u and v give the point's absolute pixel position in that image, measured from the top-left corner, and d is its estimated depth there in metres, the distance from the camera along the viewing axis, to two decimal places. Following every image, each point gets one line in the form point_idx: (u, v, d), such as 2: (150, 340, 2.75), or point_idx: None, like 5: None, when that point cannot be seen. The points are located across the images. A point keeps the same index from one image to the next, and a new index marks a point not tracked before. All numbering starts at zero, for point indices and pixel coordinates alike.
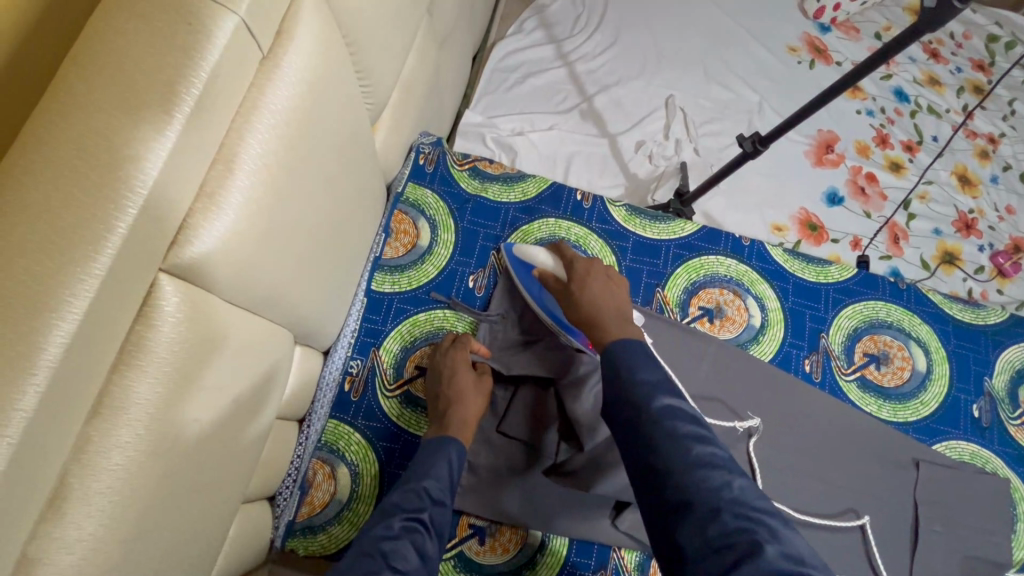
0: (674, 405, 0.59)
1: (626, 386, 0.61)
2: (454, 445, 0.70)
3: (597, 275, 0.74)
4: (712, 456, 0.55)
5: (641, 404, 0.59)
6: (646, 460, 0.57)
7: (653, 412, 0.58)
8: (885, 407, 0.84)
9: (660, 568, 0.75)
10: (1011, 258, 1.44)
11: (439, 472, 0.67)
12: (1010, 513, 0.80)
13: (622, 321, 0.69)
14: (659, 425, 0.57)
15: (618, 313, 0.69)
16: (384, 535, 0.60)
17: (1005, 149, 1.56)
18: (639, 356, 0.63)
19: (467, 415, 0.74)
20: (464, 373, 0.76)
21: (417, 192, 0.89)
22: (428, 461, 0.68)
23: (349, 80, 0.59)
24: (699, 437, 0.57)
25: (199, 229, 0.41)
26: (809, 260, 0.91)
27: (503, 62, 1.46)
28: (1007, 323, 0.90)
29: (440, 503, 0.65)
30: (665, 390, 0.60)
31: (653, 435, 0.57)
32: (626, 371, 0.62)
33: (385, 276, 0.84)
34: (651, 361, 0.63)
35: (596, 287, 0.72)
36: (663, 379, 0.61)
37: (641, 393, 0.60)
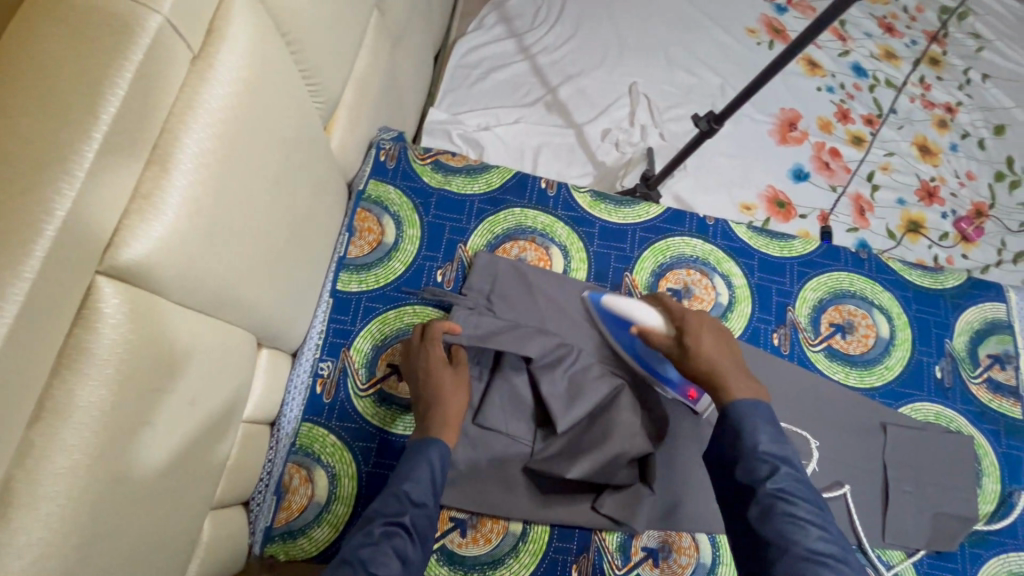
0: (794, 483, 0.60)
1: (746, 453, 0.62)
2: (435, 447, 0.69)
3: (711, 329, 0.73)
4: (829, 546, 0.56)
5: (761, 473, 0.60)
6: (754, 533, 0.58)
7: (770, 488, 0.59)
8: (852, 374, 0.86)
9: (641, 547, 0.76)
10: (973, 223, 1.48)
11: (422, 473, 0.67)
12: (975, 468, 0.82)
13: (741, 376, 0.69)
14: (775, 497, 0.58)
15: (736, 369, 0.69)
16: (363, 543, 0.61)
17: (962, 118, 1.60)
18: (763, 425, 0.64)
19: (450, 414, 0.73)
20: (441, 373, 0.75)
21: (379, 189, 0.88)
22: (409, 463, 0.68)
23: (292, 79, 0.59)
24: (818, 522, 0.57)
25: (137, 230, 0.41)
26: (773, 236, 0.93)
27: (465, 57, 1.46)
28: (966, 285, 0.92)
29: (421, 505, 0.65)
30: (784, 469, 0.60)
31: (766, 509, 0.58)
32: (747, 438, 0.63)
33: (351, 275, 0.83)
34: (775, 431, 0.64)
35: (710, 340, 0.72)
36: (788, 454, 0.62)
37: (762, 464, 0.61)
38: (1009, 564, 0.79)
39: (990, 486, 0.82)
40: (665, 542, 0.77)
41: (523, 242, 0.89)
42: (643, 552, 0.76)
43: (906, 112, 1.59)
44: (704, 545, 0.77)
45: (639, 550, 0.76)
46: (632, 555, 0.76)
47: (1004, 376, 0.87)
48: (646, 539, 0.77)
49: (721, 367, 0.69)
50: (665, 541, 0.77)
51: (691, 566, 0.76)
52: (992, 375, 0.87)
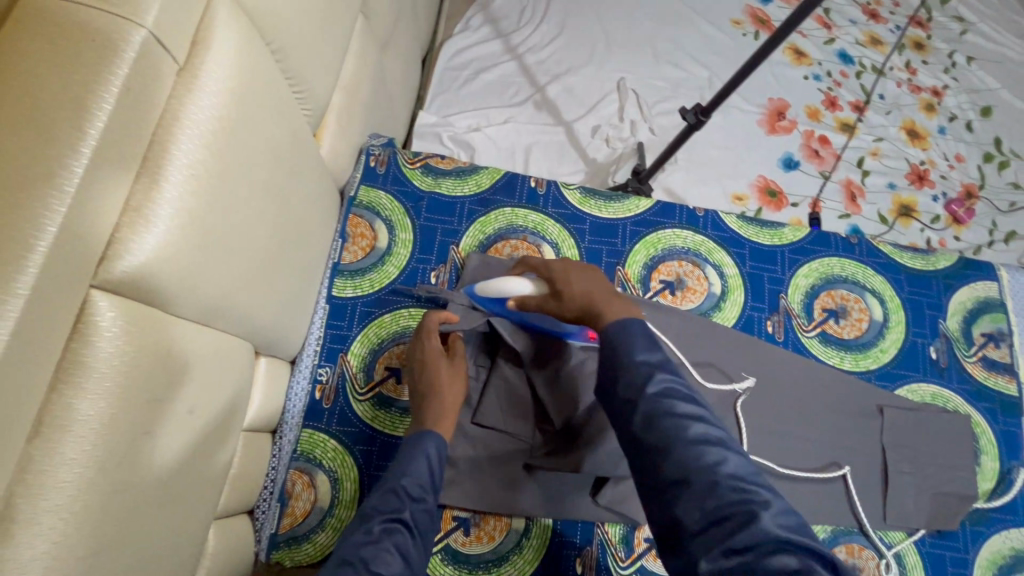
0: (672, 384, 0.59)
1: (623, 368, 0.60)
2: (431, 441, 0.70)
3: (573, 267, 0.73)
4: (707, 430, 0.55)
5: (639, 382, 0.59)
6: (642, 440, 0.56)
7: (649, 394, 0.58)
8: (847, 358, 0.87)
9: (644, 538, 0.77)
10: (963, 205, 1.50)
11: (419, 468, 0.67)
12: (973, 446, 0.83)
13: (613, 299, 0.68)
14: (656, 401, 0.57)
15: (609, 294, 0.69)
16: (363, 541, 0.60)
17: (949, 101, 1.61)
18: (636, 336, 0.62)
19: (446, 407, 0.74)
20: (438, 365, 0.76)
21: (370, 195, 0.88)
22: (406, 458, 0.68)
23: (278, 87, 0.59)
24: (695, 413, 0.56)
25: (129, 242, 0.42)
26: (763, 224, 0.93)
27: (453, 60, 1.47)
28: (958, 265, 0.93)
29: (420, 500, 0.65)
30: (660, 371, 0.59)
31: (649, 413, 0.57)
32: (624, 353, 0.61)
33: (346, 281, 0.84)
34: (650, 339, 0.63)
35: (578, 278, 0.71)
36: (664, 359, 0.61)
37: (638, 373, 0.59)
38: (1010, 540, 0.79)
39: (989, 463, 0.83)
40: None
41: (515, 241, 0.90)
42: (646, 543, 0.77)
43: (893, 97, 1.60)
44: None
45: (642, 541, 0.77)
46: (635, 546, 0.76)
47: (999, 354, 0.88)
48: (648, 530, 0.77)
49: (592, 295, 0.68)
50: None
51: None
52: (986, 353, 0.88)
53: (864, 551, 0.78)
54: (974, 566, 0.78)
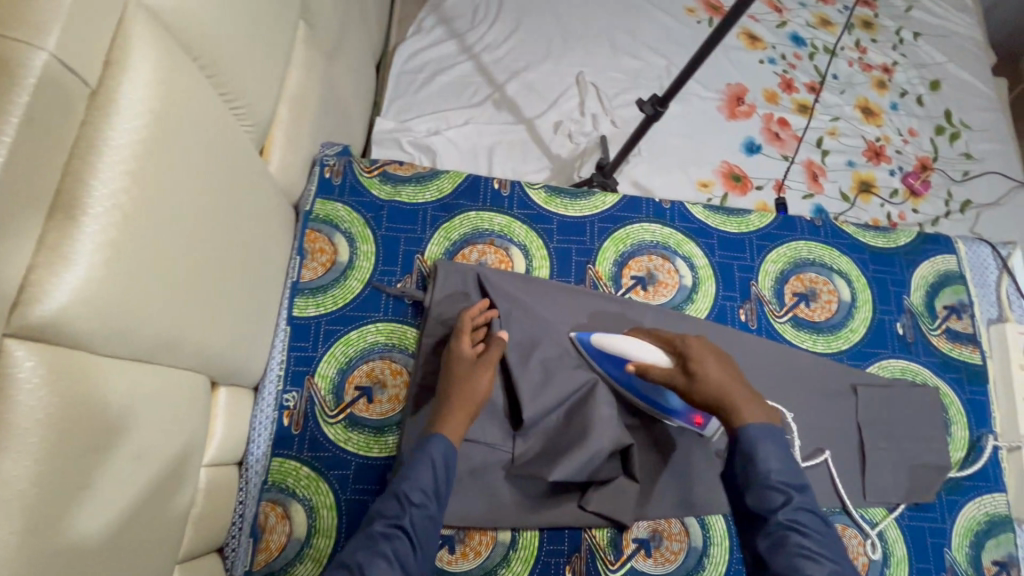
0: (810, 515, 0.59)
1: (759, 484, 0.61)
2: (437, 445, 0.68)
3: (708, 350, 0.71)
4: None
5: (774, 503, 0.60)
6: (764, 563, 0.58)
7: (783, 518, 0.58)
8: (819, 340, 0.87)
9: (632, 539, 0.76)
10: (919, 178, 1.54)
11: (426, 472, 0.65)
12: (944, 417, 0.84)
13: (751, 398, 0.67)
14: (787, 528, 0.58)
15: (742, 389, 0.67)
16: (362, 544, 0.60)
17: (899, 77, 1.66)
18: (771, 452, 0.62)
19: (461, 407, 0.71)
20: (460, 363, 0.74)
21: (327, 208, 0.84)
22: (410, 462, 0.67)
23: (213, 105, 0.55)
24: (827, 555, 0.56)
25: (47, 283, 0.38)
26: (728, 212, 0.92)
27: (408, 62, 1.43)
28: (918, 241, 0.94)
29: (421, 505, 0.63)
30: (799, 504, 0.59)
31: (777, 539, 0.58)
32: (758, 468, 0.61)
33: (307, 300, 0.79)
34: (784, 458, 0.63)
35: (715, 365, 0.69)
36: (801, 484, 0.61)
37: (776, 493, 0.60)
38: (984, 507, 0.81)
39: (959, 433, 0.85)
40: (655, 531, 0.76)
41: (482, 245, 0.86)
42: (635, 544, 0.76)
43: (846, 76, 1.64)
44: (694, 528, 0.77)
45: (630, 543, 0.76)
46: (623, 548, 0.75)
47: (962, 325, 0.90)
48: (636, 531, 0.76)
49: (723, 392, 0.67)
50: (655, 530, 0.76)
51: (682, 552, 0.76)
52: (950, 325, 0.90)
53: (847, 531, 0.79)
54: (951, 534, 0.80)
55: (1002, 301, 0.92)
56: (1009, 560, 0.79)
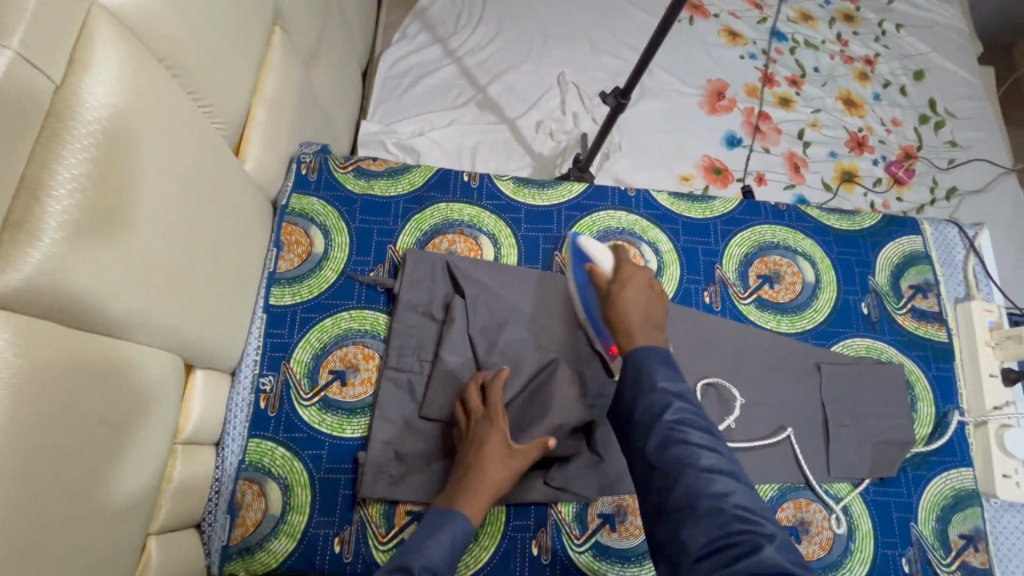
0: (689, 412, 0.63)
1: (647, 396, 0.65)
2: (457, 528, 0.65)
3: (641, 282, 0.77)
4: (722, 463, 0.59)
5: (657, 409, 0.63)
6: (654, 465, 0.61)
7: (667, 419, 0.62)
8: (783, 321, 0.89)
9: (597, 514, 0.78)
10: (903, 166, 1.54)
11: (439, 548, 0.63)
12: (909, 394, 0.85)
13: (649, 331, 0.72)
14: (672, 426, 0.62)
15: (645, 321, 0.73)
16: None
17: (881, 68, 1.67)
18: (661, 366, 0.67)
19: (484, 489, 0.69)
20: (495, 447, 0.71)
21: (303, 202, 0.88)
22: (425, 540, 0.63)
23: (181, 105, 0.60)
24: (709, 441, 0.60)
25: (12, 257, 0.42)
26: (693, 199, 0.95)
27: (394, 67, 1.48)
28: (883, 223, 0.96)
29: None
30: (679, 405, 0.63)
31: (664, 439, 0.61)
32: (645, 382, 0.66)
33: (283, 289, 0.84)
34: (673, 371, 0.67)
35: (637, 292, 0.75)
36: (683, 390, 0.65)
37: (658, 399, 0.64)
38: (951, 481, 0.82)
39: (926, 409, 0.86)
40: (620, 506, 0.78)
41: (451, 235, 0.89)
42: (600, 519, 0.78)
43: (828, 69, 1.65)
44: None
45: (595, 517, 0.78)
46: (589, 523, 0.77)
47: (927, 304, 0.91)
48: (601, 506, 0.78)
49: (630, 318, 0.73)
50: (619, 505, 0.78)
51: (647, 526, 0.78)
52: (915, 304, 0.91)
53: (812, 505, 0.80)
54: (918, 509, 0.81)
55: (969, 281, 0.93)
56: (976, 534, 0.80)
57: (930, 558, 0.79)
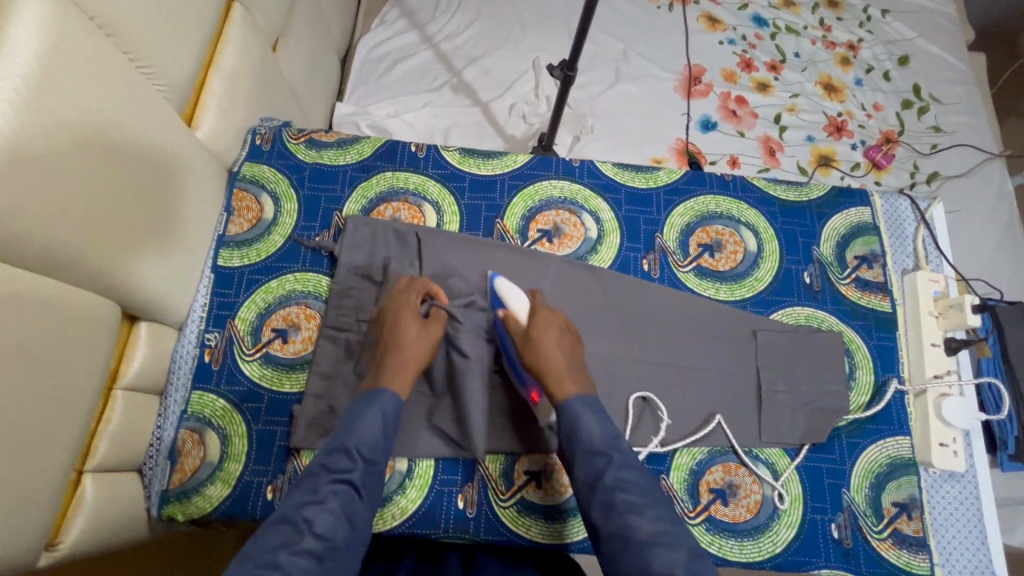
0: (629, 475, 0.65)
1: (586, 453, 0.67)
2: (387, 398, 0.70)
3: (555, 327, 0.77)
4: (662, 525, 0.61)
5: (598, 466, 0.65)
6: (598, 524, 0.63)
7: (608, 480, 0.64)
8: (722, 288, 0.89)
9: (524, 471, 0.79)
10: (882, 150, 1.52)
11: (371, 428, 0.67)
12: (846, 362, 0.85)
13: (577, 377, 0.73)
14: (614, 489, 0.64)
15: (570, 367, 0.74)
16: (306, 501, 0.61)
17: (864, 53, 1.65)
18: (590, 417, 0.69)
19: (407, 361, 0.74)
20: (408, 321, 0.77)
21: (255, 170, 0.92)
22: (359, 415, 0.68)
23: (114, 62, 0.65)
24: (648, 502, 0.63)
25: None
26: (637, 169, 0.96)
27: (372, 54, 1.53)
28: (831, 194, 0.96)
29: (373, 462, 0.66)
30: (621, 464, 0.66)
31: (606, 506, 0.63)
32: (582, 437, 0.68)
33: (232, 251, 0.87)
34: (603, 421, 0.69)
35: (557, 337, 0.76)
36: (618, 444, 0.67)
37: (599, 458, 0.66)
38: (887, 449, 0.81)
39: (864, 378, 0.85)
40: (547, 465, 0.80)
41: (396, 203, 0.92)
42: (527, 476, 0.79)
43: (809, 54, 1.64)
44: None
45: (522, 474, 0.79)
46: (515, 479, 0.79)
47: (872, 274, 0.90)
48: (528, 464, 0.80)
49: (556, 365, 0.73)
50: (547, 464, 0.80)
51: (573, 484, 0.79)
52: (860, 275, 0.90)
53: (741, 469, 0.80)
54: (851, 476, 0.80)
55: (918, 252, 0.92)
56: (910, 501, 0.79)
57: (860, 524, 0.78)
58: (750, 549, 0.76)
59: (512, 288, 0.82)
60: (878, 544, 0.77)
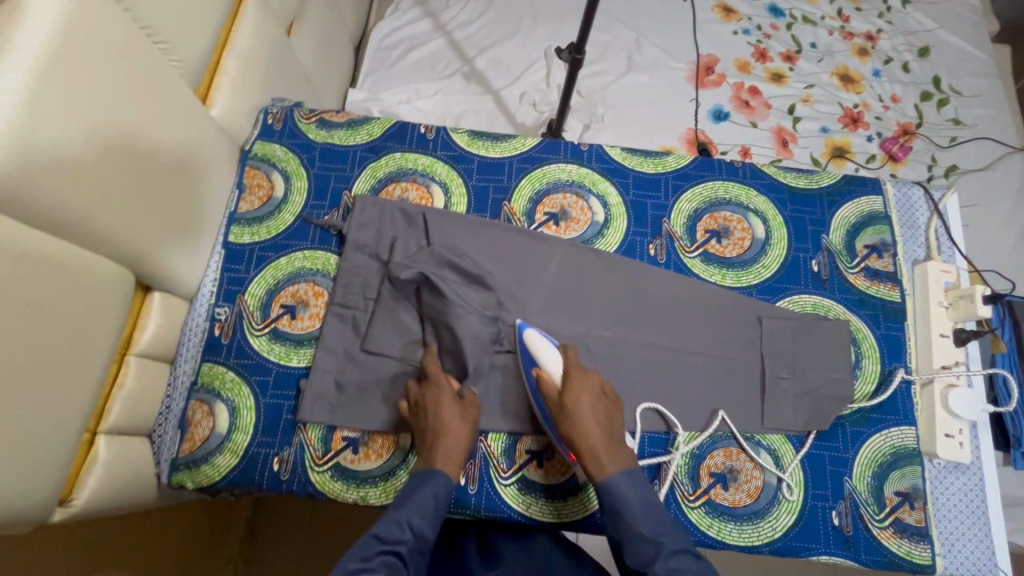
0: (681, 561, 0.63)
1: (635, 541, 0.66)
2: (441, 480, 0.69)
3: (591, 390, 0.74)
4: None
5: (649, 554, 0.64)
6: None
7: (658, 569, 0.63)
8: (729, 275, 0.89)
9: (526, 450, 0.80)
10: (898, 142, 1.50)
11: (424, 504, 0.67)
12: (852, 350, 0.85)
13: (610, 446, 0.71)
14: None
15: (608, 439, 0.71)
16: (359, 567, 0.60)
17: (883, 44, 1.62)
18: (636, 501, 0.68)
19: (453, 448, 0.72)
20: (448, 407, 0.74)
21: (266, 148, 0.94)
22: (413, 491, 0.68)
23: (133, 37, 0.66)
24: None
25: None
26: (646, 154, 0.96)
27: (384, 41, 1.53)
28: (842, 182, 0.94)
29: (422, 538, 0.65)
30: (672, 550, 0.64)
31: None
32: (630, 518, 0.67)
33: (243, 228, 0.89)
34: (650, 506, 0.68)
35: (591, 405, 0.73)
36: (668, 527, 0.67)
37: (648, 546, 0.65)
38: (891, 439, 0.81)
39: (870, 366, 0.85)
40: (548, 445, 0.80)
41: (405, 183, 0.93)
42: (528, 455, 0.80)
43: (826, 45, 1.61)
44: None
45: (523, 453, 0.80)
46: (516, 458, 0.80)
47: (882, 264, 0.89)
48: (529, 443, 0.81)
49: (593, 440, 0.71)
50: (547, 444, 0.80)
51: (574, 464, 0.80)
52: (869, 264, 0.89)
53: (742, 454, 0.80)
54: (853, 464, 0.80)
55: (930, 243, 0.91)
56: (913, 492, 0.78)
57: (861, 513, 0.78)
58: (749, 533, 0.76)
59: (544, 346, 0.78)
60: (880, 533, 0.77)
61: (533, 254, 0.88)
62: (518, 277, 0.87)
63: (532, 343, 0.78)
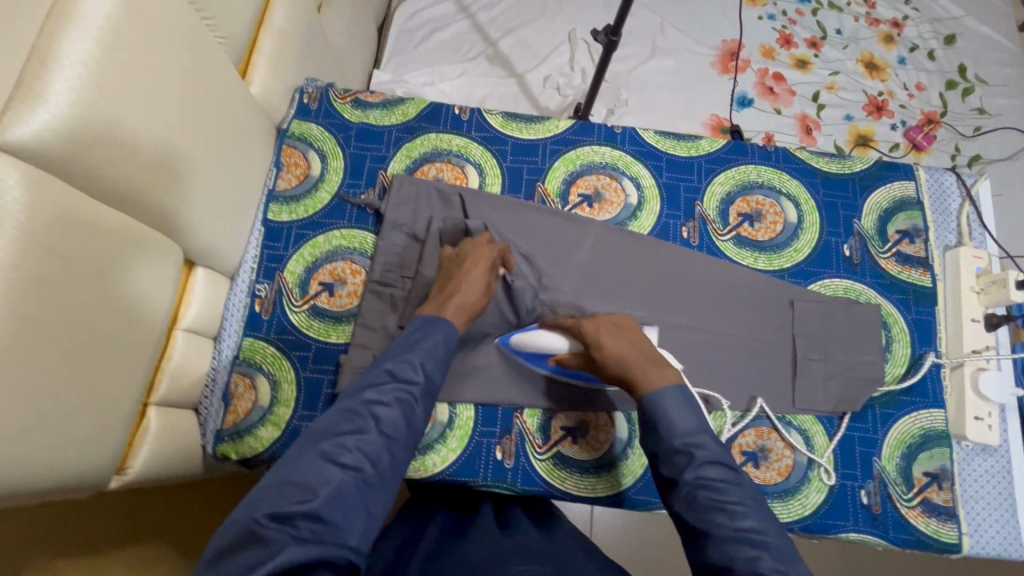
0: (710, 467, 0.59)
1: (664, 450, 0.62)
2: (445, 328, 0.69)
3: (606, 328, 0.73)
4: (750, 519, 0.55)
5: (680, 463, 0.60)
6: (683, 518, 0.58)
7: (688, 477, 0.59)
8: (761, 258, 0.90)
9: (561, 426, 0.82)
10: (923, 131, 1.49)
11: (433, 347, 0.66)
12: (883, 334, 0.86)
13: (654, 363, 0.68)
14: (694, 486, 0.58)
15: (644, 357, 0.68)
16: (374, 399, 0.60)
17: (909, 31, 1.61)
18: (674, 411, 0.62)
19: (465, 302, 0.73)
20: (476, 274, 0.76)
21: (302, 127, 0.94)
22: (423, 332, 0.67)
23: (184, 12, 0.67)
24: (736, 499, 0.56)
25: (22, 115, 0.50)
26: (679, 137, 0.96)
27: (408, 22, 1.53)
28: (875, 168, 0.95)
29: (432, 377, 0.65)
30: (704, 460, 0.59)
31: (688, 498, 0.58)
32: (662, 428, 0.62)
33: (281, 206, 0.90)
34: (694, 415, 0.63)
35: (613, 338, 0.71)
36: (706, 437, 0.61)
37: (679, 455, 0.60)
38: (920, 421, 0.82)
39: (900, 350, 0.86)
40: (582, 422, 0.82)
41: (440, 163, 0.94)
42: (563, 432, 0.82)
43: (850, 31, 1.60)
44: (620, 422, 0.83)
45: (558, 430, 0.82)
46: (552, 434, 0.82)
47: (913, 249, 0.90)
48: (564, 420, 0.82)
49: (629, 359, 0.68)
50: (581, 421, 0.82)
51: (608, 442, 0.82)
52: (901, 249, 0.90)
53: (773, 434, 0.82)
54: (882, 445, 0.81)
55: (962, 229, 0.92)
56: (941, 472, 0.80)
57: (890, 492, 0.79)
58: (779, 510, 0.78)
59: (539, 337, 0.78)
60: (908, 512, 0.78)
61: (567, 235, 0.89)
62: (554, 256, 0.88)
63: (527, 343, 0.78)
